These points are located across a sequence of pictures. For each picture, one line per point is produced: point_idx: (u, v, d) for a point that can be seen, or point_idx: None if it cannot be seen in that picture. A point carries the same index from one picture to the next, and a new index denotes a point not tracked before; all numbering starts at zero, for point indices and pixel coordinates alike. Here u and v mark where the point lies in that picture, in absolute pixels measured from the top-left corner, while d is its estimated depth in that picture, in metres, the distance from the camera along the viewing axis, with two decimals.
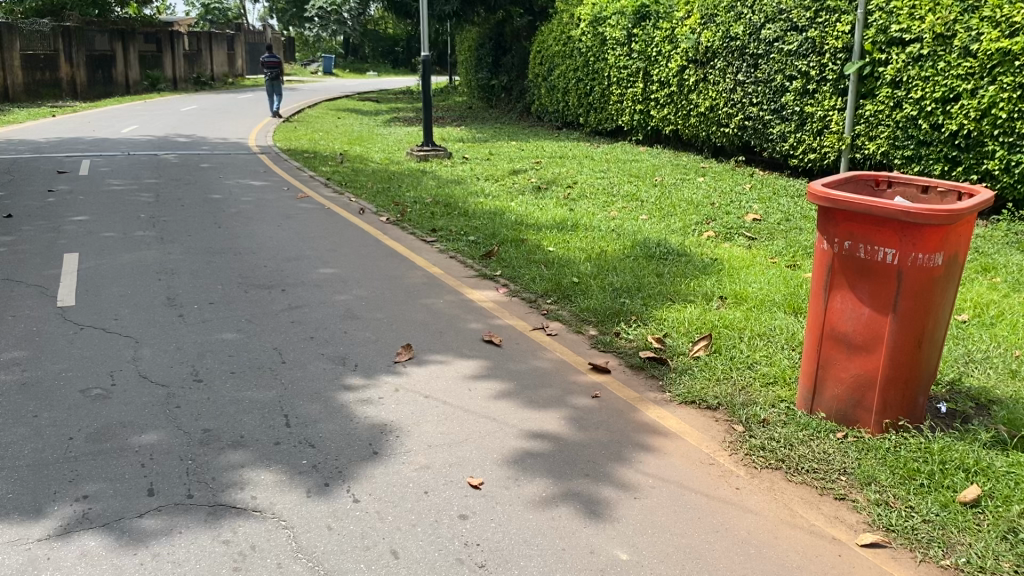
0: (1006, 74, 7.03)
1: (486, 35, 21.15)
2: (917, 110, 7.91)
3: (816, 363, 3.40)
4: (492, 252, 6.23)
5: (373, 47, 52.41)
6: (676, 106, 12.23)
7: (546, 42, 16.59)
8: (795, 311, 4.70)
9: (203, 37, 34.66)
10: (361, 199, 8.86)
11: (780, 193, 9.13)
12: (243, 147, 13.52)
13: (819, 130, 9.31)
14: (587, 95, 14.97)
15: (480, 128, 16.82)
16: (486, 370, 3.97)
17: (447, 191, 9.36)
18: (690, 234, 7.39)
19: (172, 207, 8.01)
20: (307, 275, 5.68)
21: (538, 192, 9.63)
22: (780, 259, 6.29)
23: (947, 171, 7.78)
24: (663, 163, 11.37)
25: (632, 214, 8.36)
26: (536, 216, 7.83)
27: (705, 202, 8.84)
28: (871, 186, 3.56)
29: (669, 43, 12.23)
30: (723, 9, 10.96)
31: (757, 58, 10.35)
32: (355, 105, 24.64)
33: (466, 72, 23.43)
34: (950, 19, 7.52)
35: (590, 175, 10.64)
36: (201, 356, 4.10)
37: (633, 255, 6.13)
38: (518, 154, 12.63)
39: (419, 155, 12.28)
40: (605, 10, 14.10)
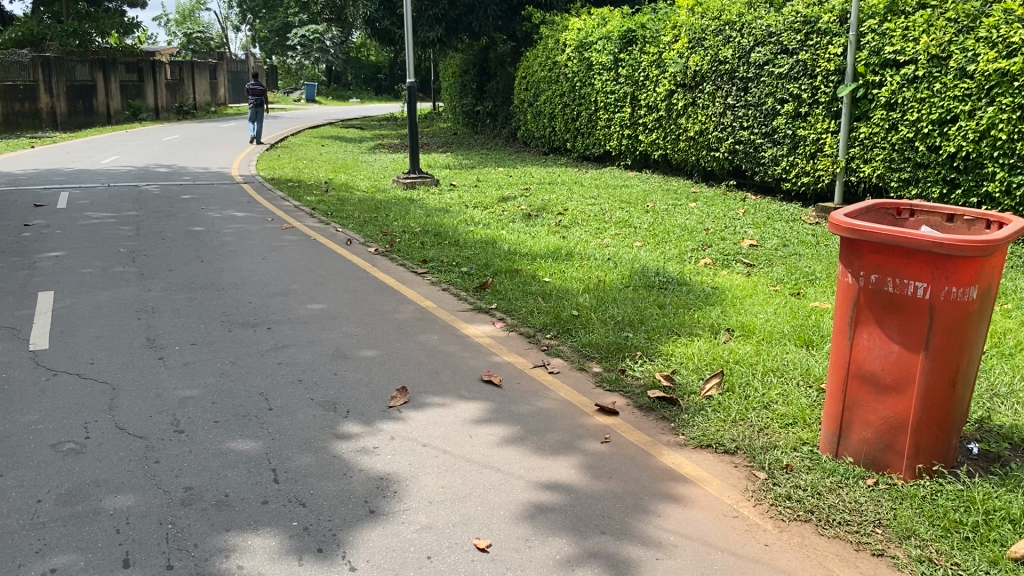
0: (1005, 95, 6.90)
1: (470, 62, 21.08)
2: (913, 132, 7.78)
3: (841, 404, 3.19)
4: (486, 283, 6.00)
5: (357, 75, 52.46)
6: (665, 130, 12.11)
7: (531, 68, 16.50)
8: (807, 343, 4.49)
9: (186, 66, 34.48)
10: (348, 229, 8.64)
11: (775, 217, 8.98)
12: (225, 176, 13.29)
13: (812, 153, 9.18)
14: (574, 120, 14.86)
15: (466, 154, 16.67)
16: (487, 414, 3.73)
17: (435, 220, 9.15)
18: (687, 261, 7.21)
19: (152, 240, 7.76)
20: (293, 312, 5.43)
21: (528, 220, 9.45)
22: (783, 287, 6.10)
23: (946, 193, 7.63)
24: (654, 188, 11.22)
25: (626, 242, 8.17)
26: (529, 244, 7.62)
27: (699, 227, 8.67)
28: (893, 214, 3.38)
29: (657, 68, 12.13)
30: (712, 33, 10.87)
31: (746, 81, 10.24)
32: (339, 133, 24.50)
33: (450, 99, 23.34)
34: (946, 39, 7.42)
35: (580, 201, 10.48)
36: (182, 405, 3.84)
37: (632, 285, 5.93)
38: (506, 181, 12.47)
39: (405, 183, 12.07)
40: (591, 35, 14.01)
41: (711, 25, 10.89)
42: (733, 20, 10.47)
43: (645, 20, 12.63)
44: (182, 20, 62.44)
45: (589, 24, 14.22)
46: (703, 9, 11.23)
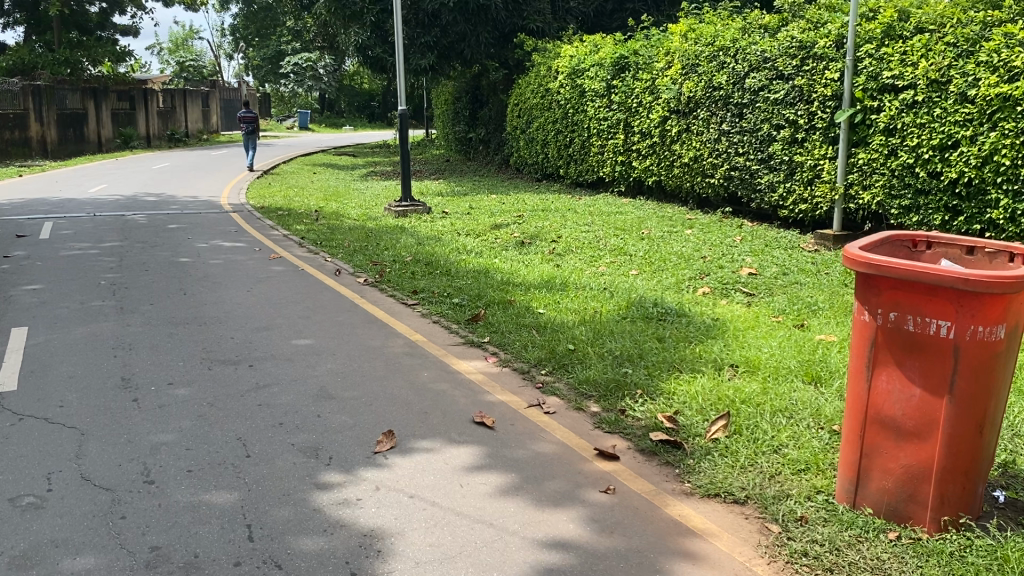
0: (1007, 120, 6.75)
1: (463, 89, 21.01)
2: (913, 158, 7.63)
3: (859, 451, 2.98)
4: (479, 315, 5.78)
5: (349, 102, 52.56)
6: (659, 157, 11.97)
7: (523, 94, 16.41)
8: (815, 379, 4.27)
9: (178, 94, 34.38)
10: (336, 259, 8.42)
11: (773, 245, 8.81)
12: (213, 205, 13.09)
13: (810, 179, 9.03)
14: (567, 146, 14.72)
15: (459, 181, 16.50)
16: (480, 459, 3.50)
17: (426, 249, 8.94)
18: (685, 291, 7.01)
19: (134, 272, 7.53)
20: (277, 348, 5.21)
21: (521, 248, 9.26)
22: (785, 319, 5.90)
23: (948, 221, 7.47)
24: (648, 214, 11.06)
25: (621, 270, 7.99)
26: (522, 274, 7.42)
27: (696, 255, 8.49)
28: (908, 246, 3.19)
29: (651, 94, 12.01)
30: (706, 59, 10.76)
31: (741, 107, 10.11)
32: (331, 160, 24.35)
33: (443, 126, 23.24)
34: (945, 64, 7.28)
35: (574, 228, 10.29)
36: (154, 452, 3.60)
37: (629, 317, 5.72)
38: (499, 208, 12.30)
39: (397, 211, 11.88)
40: (583, 62, 13.91)
41: (705, 50, 10.78)
42: (727, 46, 10.35)
43: (637, 46, 12.54)
44: (175, 48, 62.65)
45: (581, 50, 14.13)
46: (697, 35, 11.12)
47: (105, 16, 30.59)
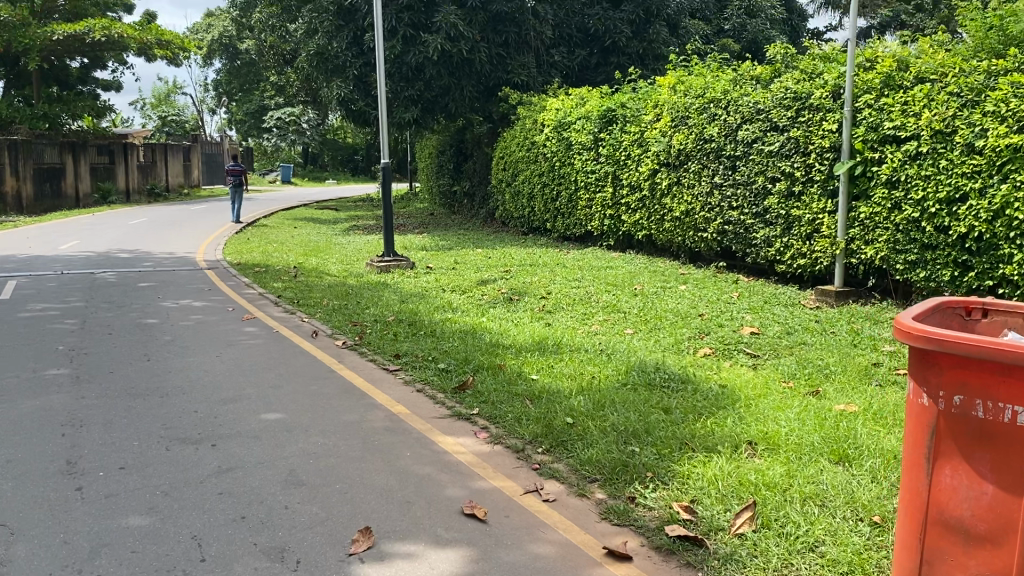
0: (1018, 171, 6.45)
1: (446, 142, 20.82)
2: (919, 211, 7.33)
3: (918, 556, 2.55)
4: (467, 383, 5.32)
5: (333, 156, 52.62)
6: (649, 210, 11.65)
7: (509, 147, 16.18)
8: (842, 459, 3.85)
9: (160, 148, 34.09)
10: (315, 319, 7.97)
11: (772, 301, 8.45)
12: (189, 262, 12.64)
13: (808, 234, 8.72)
14: (554, 199, 14.43)
15: (443, 235, 16.15)
16: (471, 565, 3.04)
17: (410, 307, 8.51)
18: (685, 352, 6.61)
19: (97, 336, 7.05)
20: (245, 423, 4.74)
21: (509, 304, 8.86)
22: (796, 384, 5.49)
23: (958, 276, 7.12)
24: (640, 269, 10.70)
25: (616, 329, 7.59)
26: (512, 334, 6.99)
27: (693, 312, 8.11)
28: (961, 314, 2.79)
29: (639, 147, 11.75)
30: (696, 111, 10.52)
31: (734, 160, 9.85)
32: (314, 214, 24.00)
33: (427, 180, 23.00)
34: (949, 114, 7.02)
35: (563, 283, 9.92)
36: (93, 556, 3.11)
37: (630, 383, 5.28)
38: (485, 262, 11.93)
39: (379, 267, 11.48)
40: (569, 115, 13.69)
41: (695, 102, 10.56)
42: (718, 98, 10.12)
43: (625, 98, 12.33)
44: (158, 102, 62.81)
45: (567, 103, 13.93)
46: (687, 88, 10.91)
47: (86, 71, 30.33)
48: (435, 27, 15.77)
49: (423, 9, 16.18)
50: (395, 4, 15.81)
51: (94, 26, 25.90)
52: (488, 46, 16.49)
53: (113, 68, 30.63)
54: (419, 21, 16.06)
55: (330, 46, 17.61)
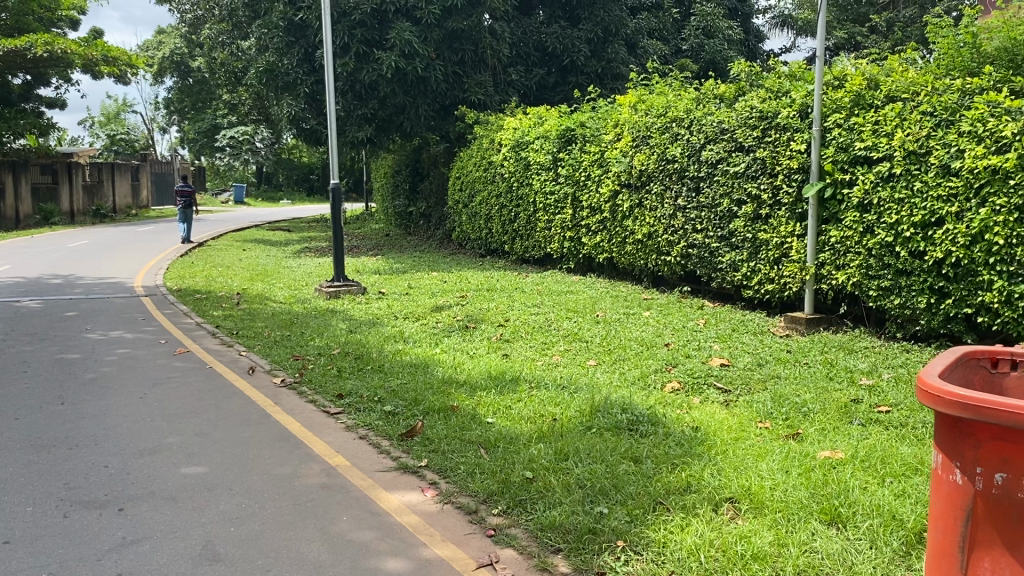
0: (997, 194, 6.14)
1: (402, 162, 20.34)
2: (892, 235, 7.01)
3: None
4: (415, 429, 4.80)
5: (288, 176, 51.83)
6: (610, 233, 11.26)
7: (466, 168, 15.74)
8: (834, 520, 3.43)
9: (107, 168, 33.00)
10: (253, 352, 7.39)
11: (740, 329, 8.07)
12: (125, 288, 11.92)
13: (776, 258, 8.38)
14: (512, 221, 13.99)
15: (398, 257, 15.61)
16: None
17: (359, 337, 7.97)
18: (652, 387, 6.17)
19: (10, 375, 6.40)
20: (161, 481, 4.18)
21: (465, 333, 8.37)
22: (773, 425, 5.07)
23: (934, 303, 6.80)
24: (601, 294, 10.28)
25: (577, 360, 7.13)
26: (467, 368, 6.48)
27: (659, 341, 7.67)
28: (987, 367, 2.36)
29: (599, 167, 11.38)
30: (658, 130, 10.16)
31: (697, 181, 9.50)
32: (265, 235, 23.29)
33: (382, 200, 22.46)
34: (923, 134, 6.72)
35: (522, 310, 9.46)
36: None
37: (594, 427, 4.82)
38: (440, 287, 11.43)
39: (329, 292, 10.92)
40: (527, 135, 13.28)
41: (657, 122, 10.20)
42: (681, 117, 9.78)
43: (584, 117, 11.96)
44: (108, 120, 61.47)
45: (525, 122, 13.53)
46: (648, 107, 10.56)
47: (29, 88, 29.30)
48: (389, 44, 15.25)
49: (377, 25, 15.68)
50: (347, 20, 15.28)
51: (36, 41, 25.07)
52: (443, 64, 16.00)
53: (57, 85, 29.63)
54: (372, 37, 15.55)
55: (281, 63, 17.02)
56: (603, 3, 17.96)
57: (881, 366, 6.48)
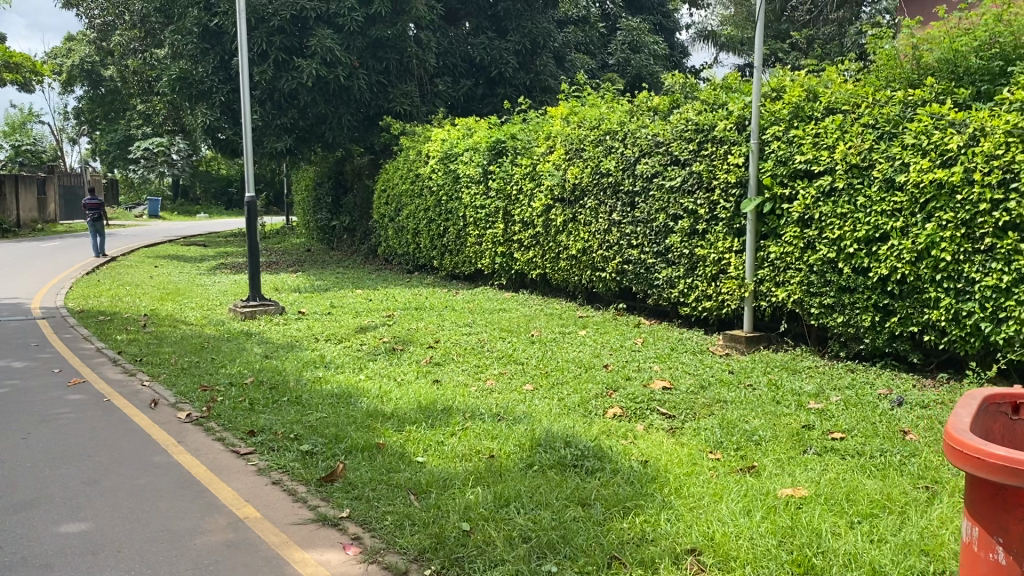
0: (943, 209, 5.95)
1: (325, 174, 19.67)
2: (834, 251, 6.79)
3: None
4: (336, 472, 4.32)
5: (205, 189, 50.35)
6: (543, 248, 10.90)
7: (392, 180, 15.21)
8: (808, 573, 3.09)
9: (11, 181, 31.25)
10: (158, 382, 6.73)
11: (678, 348, 7.76)
12: (22, 310, 11.01)
13: (713, 275, 8.12)
14: (441, 236, 13.52)
15: (321, 273, 14.94)
16: None
17: (277, 364, 7.38)
18: (593, 414, 5.78)
19: None
20: (35, 543, 3.59)
21: (392, 356, 7.85)
22: (725, 457, 4.72)
23: (878, 321, 6.60)
24: (535, 312, 9.89)
25: (512, 385, 6.69)
26: (395, 397, 5.98)
27: (597, 362, 7.30)
28: (1007, 413, 2.02)
29: (531, 181, 11.01)
30: (591, 143, 9.84)
31: (632, 196, 9.20)
32: (181, 250, 22.24)
33: (304, 215, 21.70)
34: (866, 147, 6.52)
35: (452, 330, 8.99)
36: None
37: (535, 465, 4.38)
38: (365, 305, 10.88)
39: (245, 312, 10.26)
40: (456, 147, 12.85)
41: (590, 134, 9.89)
42: (614, 130, 9.48)
43: (515, 129, 11.60)
44: (14, 130, 58.71)
45: (453, 134, 13.09)
46: (580, 119, 10.24)
47: None
48: (309, 51, 14.67)
49: (296, 32, 15.06)
50: (266, 27, 14.65)
51: None
52: (367, 73, 15.46)
53: None
54: (292, 44, 14.93)
55: (195, 70, 16.24)
56: (530, 15, 17.69)
57: (828, 388, 6.22)
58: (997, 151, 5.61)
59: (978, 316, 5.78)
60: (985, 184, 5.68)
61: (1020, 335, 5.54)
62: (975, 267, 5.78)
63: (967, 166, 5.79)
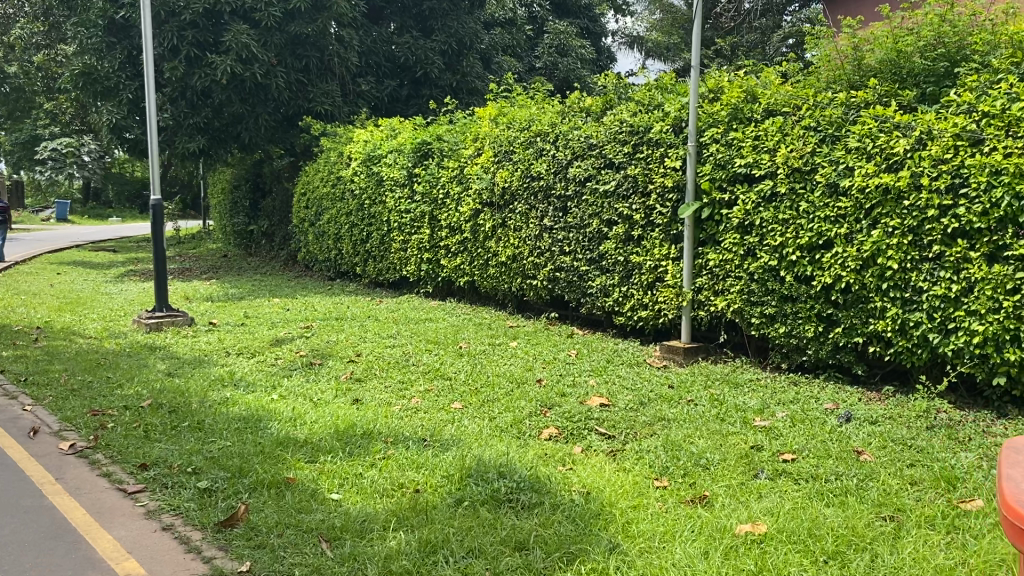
0: (890, 215, 5.71)
1: (242, 176, 18.80)
2: (776, 258, 6.52)
3: None
4: (237, 516, 3.76)
5: (118, 192, 48.37)
6: (471, 254, 10.43)
7: (312, 183, 14.53)
8: None
9: None
10: (42, 406, 6.02)
11: (615, 360, 7.38)
12: None
13: (650, 282, 7.77)
14: (364, 242, 12.93)
15: (236, 281, 14.15)
16: None
17: (180, 382, 6.71)
18: (527, 436, 5.34)
19: None
20: None
21: (308, 372, 7.26)
22: (672, 484, 4.33)
23: (821, 332, 6.35)
24: (463, 322, 9.42)
25: (439, 403, 6.19)
26: (310, 419, 5.42)
27: (530, 376, 6.86)
28: None
29: (458, 184, 10.55)
30: (521, 145, 9.43)
31: (564, 200, 8.81)
32: (87, 255, 21.00)
33: (220, 218, 20.74)
34: (807, 150, 6.24)
35: (375, 342, 8.44)
36: None
37: (464, 502, 3.92)
38: (281, 315, 10.22)
39: (149, 324, 9.49)
40: (379, 148, 12.30)
41: (519, 136, 9.47)
42: (545, 131, 9.08)
43: (441, 130, 11.12)
44: None
45: (376, 135, 12.52)
46: (509, 120, 9.82)
47: None
48: (223, 47, 13.90)
49: (210, 27, 14.28)
50: (177, 20, 13.85)
51: None
52: (286, 70, 14.77)
53: None
54: (205, 39, 14.14)
55: (100, 65, 15.27)
56: (455, 14, 17.27)
57: (772, 403, 5.90)
58: (945, 155, 5.38)
59: (926, 327, 5.55)
60: (932, 190, 5.45)
61: (969, 347, 5.33)
62: (923, 276, 5.55)
63: (915, 171, 5.54)
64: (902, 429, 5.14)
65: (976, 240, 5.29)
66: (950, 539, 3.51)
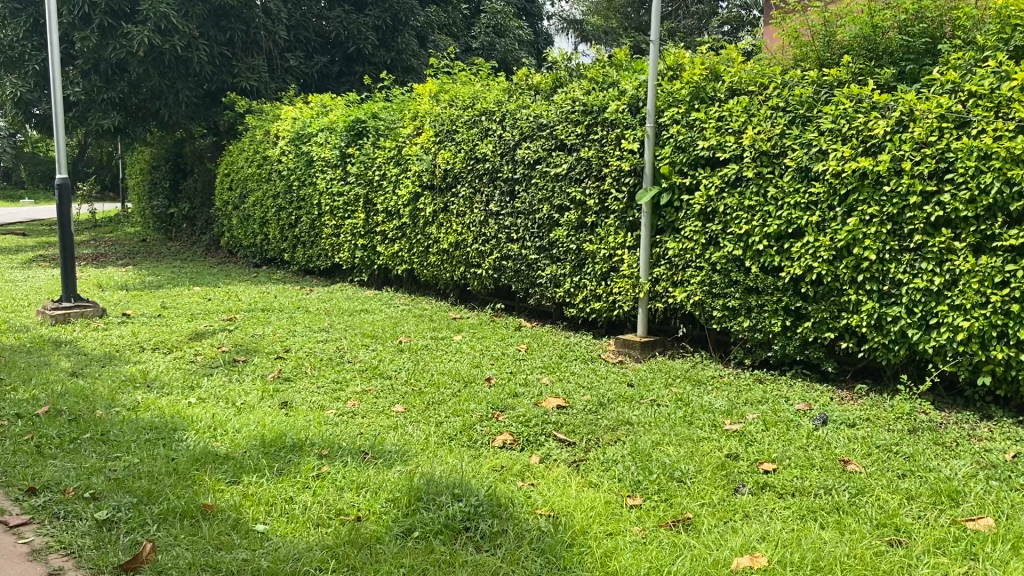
0: (866, 202, 5.32)
1: (161, 156, 17.72)
2: (741, 248, 6.10)
3: None
4: (142, 556, 3.14)
5: (31, 172, 46.00)
6: (409, 241, 9.82)
7: (237, 163, 13.66)
8: None
9: None
10: None
11: (568, 355, 6.88)
12: None
13: (604, 272, 7.30)
14: (293, 227, 12.16)
15: (154, 267, 13.22)
16: None
17: (83, 384, 5.96)
18: (478, 445, 4.80)
19: None
20: None
21: (232, 370, 6.57)
22: (648, 503, 3.85)
23: (789, 326, 5.97)
24: (402, 313, 8.82)
25: (379, 407, 5.59)
26: (232, 429, 4.77)
27: (478, 375, 6.32)
28: None
29: (396, 165, 9.91)
30: (464, 125, 8.83)
31: (511, 184, 8.26)
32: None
33: (138, 200, 19.57)
34: (776, 132, 5.82)
35: (306, 336, 7.78)
36: None
37: (414, 532, 3.37)
38: (203, 306, 9.45)
39: (54, 316, 8.62)
40: (309, 126, 11.54)
41: (462, 114, 8.87)
42: (490, 110, 8.50)
43: (377, 108, 10.44)
44: None
45: (306, 112, 11.75)
46: (451, 97, 9.21)
47: None
48: (139, 16, 12.89)
49: None
50: None
51: None
52: (208, 43, 13.84)
53: None
54: (120, 7, 13.12)
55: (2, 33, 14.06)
56: None
57: (740, 403, 5.49)
58: (928, 138, 5.00)
59: (905, 322, 5.20)
60: (914, 175, 5.08)
61: (952, 344, 4.99)
62: (902, 267, 5.19)
63: (894, 155, 5.17)
64: (883, 434, 4.77)
65: (961, 229, 4.94)
66: (969, 570, 3.12)
